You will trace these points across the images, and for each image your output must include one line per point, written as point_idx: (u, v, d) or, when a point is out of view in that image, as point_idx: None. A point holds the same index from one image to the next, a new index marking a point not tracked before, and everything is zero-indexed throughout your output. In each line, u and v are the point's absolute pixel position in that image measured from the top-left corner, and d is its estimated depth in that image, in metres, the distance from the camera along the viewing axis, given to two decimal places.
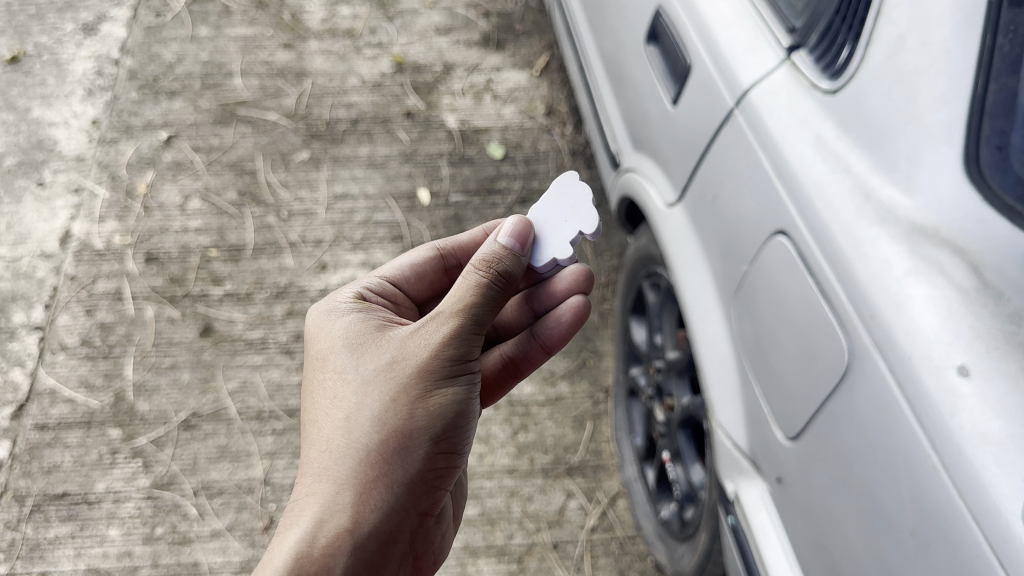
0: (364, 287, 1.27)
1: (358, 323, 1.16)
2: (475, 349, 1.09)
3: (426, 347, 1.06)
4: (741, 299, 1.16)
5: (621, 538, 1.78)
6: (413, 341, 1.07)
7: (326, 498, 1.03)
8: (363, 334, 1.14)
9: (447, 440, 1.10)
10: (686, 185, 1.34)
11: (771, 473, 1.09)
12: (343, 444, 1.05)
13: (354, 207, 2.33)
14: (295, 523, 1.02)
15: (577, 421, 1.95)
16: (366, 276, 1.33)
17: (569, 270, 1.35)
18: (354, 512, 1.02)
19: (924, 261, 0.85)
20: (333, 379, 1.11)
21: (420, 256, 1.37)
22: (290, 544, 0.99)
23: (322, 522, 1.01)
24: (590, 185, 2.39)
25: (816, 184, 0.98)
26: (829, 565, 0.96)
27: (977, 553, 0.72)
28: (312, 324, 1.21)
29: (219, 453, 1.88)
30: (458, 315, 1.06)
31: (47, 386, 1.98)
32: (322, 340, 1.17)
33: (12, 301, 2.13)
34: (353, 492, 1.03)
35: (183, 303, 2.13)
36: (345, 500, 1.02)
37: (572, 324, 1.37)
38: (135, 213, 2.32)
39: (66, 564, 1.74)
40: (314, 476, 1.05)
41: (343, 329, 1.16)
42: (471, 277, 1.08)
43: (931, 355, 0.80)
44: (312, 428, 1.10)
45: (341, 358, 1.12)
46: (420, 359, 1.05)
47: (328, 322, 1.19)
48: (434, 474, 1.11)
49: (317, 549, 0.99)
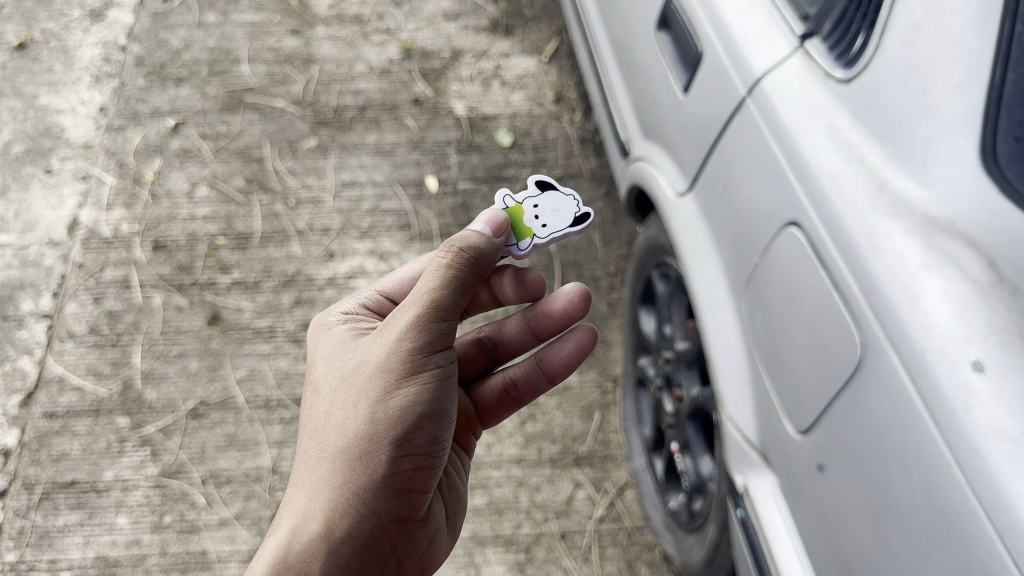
0: (362, 301, 1.29)
1: (341, 335, 1.18)
2: (442, 346, 1.06)
3: (387, 348, 1.05)
4: (749, 292, 1.15)
5: (629, 528, 1.77)
6: (378, 345, 1.07)
7: (303, 506, 1.04)
8: (342, 346, 1.16)
9: (421, 441, 1.07)
10: (696, 175, 1.33)
11: (782, 467, 1.08)
12: (319, 452, 1.06)
13: (362, 195, 2.32)
14: (275, 534, 1.03)
15: (585, 411, 1.94)
16: (366, 291, 1.33)
17: (568, 289, 1.34)
18: (327, 518, 1.02)
19: (939, 254, 0.84)
20: (314, 391, 1.13)
21: (422, 271, 1.36)
22: (268, 553, 1.00)
23: (296, 530, 1.01)
24: (599, 173, 2.38)
25: (828, 175, 0.96)
26: (840, 562, 0.95)
27: (990, 551, 0.71)
28: (308, 342, 1.25)
29: (226, 442, 1.88)
30: (415, 312, 1.04)
31: (55, 373, 1.98)
32: (312, 357, 1.20)
33: (20, 289, 2.14)
34: (325, 498, 1.03)
35: (191, 291, 2.13)
36: (320, 506, 1.03)
37: (577, 352, 1.39)
38: (143, 201, 2.31)
39: (75, 552, 1.75)
40: (297, 487, 1.07)
41: (328, 341, 1.19)
42: (438, 271, 1.04)
43: (945, 349, 0.79)
44: (299, 442, 1.12)
45: (321, 370, 1.15)
46: (382, 360, 1.05)
47: (317, 339, 1.22)
48: (408, 476, 1.08)
49: (291, 556, 0.99)
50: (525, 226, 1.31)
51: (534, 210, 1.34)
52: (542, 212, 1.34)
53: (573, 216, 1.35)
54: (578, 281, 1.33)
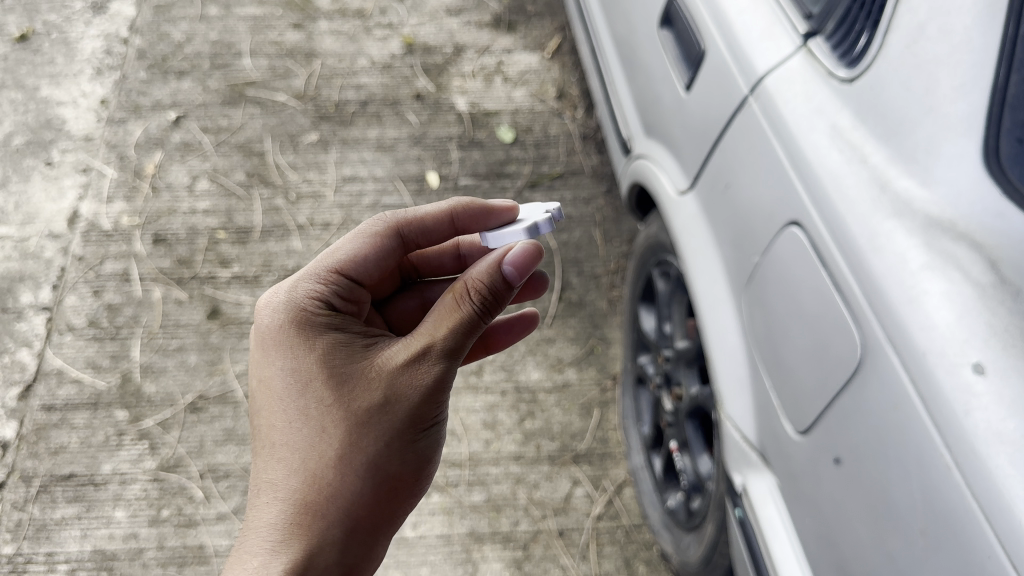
0: (322, 283, 1.15)
1: (329, 345, 1.08)
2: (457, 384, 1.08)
3: (419, 386, 1.02)
4: (750, 291, 1.14)
5: (626, 526, 1.77)
6: (403, 379, 1.02)
7: (315, 532, 0.98)
8: (339, 359, 1.06)
9: (424, 468, 1.10)
10: (698, 174, 1.32)
11: (781, 467, 1.08)
12: (332, 479, 1.00)
13: (363, 190, 2.32)
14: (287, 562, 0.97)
15: (584, 409, 1.93)
16: (317, 266, 1.17)
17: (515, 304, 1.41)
18: (344, 546, 1.00)
19: (940, 255, 0.83)
20: (315, 410, 1.04)
21: (377, 239, 1.23)
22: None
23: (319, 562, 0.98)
24: (601, 170, 2.38)
25: (830, 174, 0.96)
26: (838, 564, 0.95)
27: (988, 554, 0.71)
28: (269, 335, 1.10)
29: (225, 436, 1.88)
30: (449, 355, 1.02)
31: (54, 366, 1.98)
32: (289, 358, 1.07)
33: (20, 281, 2.13)
34: (343, 526, 1.00)
35: (191, 285, 2.12)
36: (336, 534, 0.99)
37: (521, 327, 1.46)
38: (143, 194, 2.31)
39: (72, 545, 1.75)
40: (297, 510, 0.99)
41: (317, 349, 1.07)
42: (474, 319, 1.04)
43: (945, 351, 0.78)
44: (285, 458, 1.03)
45: (320, 386, 1.05)
46: (413, 398, 1.02)
47: (291, 339, 1.09)
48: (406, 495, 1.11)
49: None
50: None
51: None
52: None
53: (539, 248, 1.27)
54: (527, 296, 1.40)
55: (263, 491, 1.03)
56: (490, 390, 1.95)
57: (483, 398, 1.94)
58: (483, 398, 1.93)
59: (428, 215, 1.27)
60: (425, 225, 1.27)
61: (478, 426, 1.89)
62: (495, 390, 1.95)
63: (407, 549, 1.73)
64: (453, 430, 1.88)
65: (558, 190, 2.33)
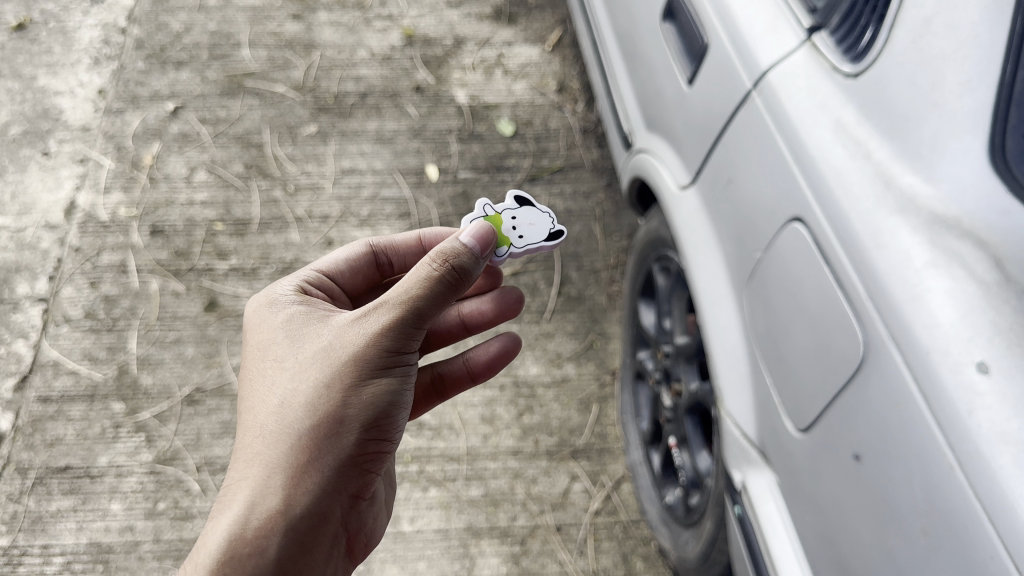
0: (303, 280, 1.26)
1: (295, 314, 1.16)
2: (413, 341, 1.07)
3: (362, 337, 1.04)
4: (751, 287, 1.13)
5: (625, 521, 1.76)
6: (351, 332, 1.06)
7: (258, 479, 1.02)
8: (304, 326, 1.13)
9: (380, 426, 1.09)
10: (699, 169, 1.31)
11: (781, 465, 1.07)
12: (277, 427, 1.04)
13: (362, 182, 2.31)
14: (230, 504, 1.02)
15: (583, 404, 1.93)
16: (304, 268, 1.31)
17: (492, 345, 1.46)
18: (286, 494, 1.02)
19: (944, 252, 0.82)
20: (275, 368, 1.10)
21: (355, 252, 1.38)
22: (224, 527, 0.99)
23: (254, 503, 1.01)
24: (601, 165, 2.37)
25: (833, 170, 0.95)
26: (838, 562, 0.94)
27: (991, 554, 0.70)
28: (251, 314, 1.20)
29: (222, 429, 1.87)
30: (398, 308, 1.03)
31: (50, 358, 1.97)
32: (264, 328, 1.16)
33: (16, 272, 2.12)
34: (286, 473, 1.02)
35: (188, 277, 2.11)
36: (278, 481, 1.02)
37: (499, 355, 1.47)
38: (141, 185, 2.29)
39: (68, 537, 1.74)
40: (248, 458, 1.05)
41: (279, 321, 1.15)
42: (423, 270, 1.03)
43: (949, 349, 0.78)
44: (246, 415, 1.09)
45: (281, 348, 1.12)
46: (357, 347, 1.04)
47: (266, 313, 1.18)
48: (369, 458, 1.10)
49: (247, 530, 0.99)
50: (502, 235, 1.35)
51: (512, 221, 1.38)
52: (520, 224, 1.38)
53: (549, 231, 1.38)
54: (504, 336, 1.46)
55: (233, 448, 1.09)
56: (488, 385, 1.95)
57: (482, 392, 1.93)
58: (480, 392, 1.92)
59: (402, 238, 1.43)
60: (400, 251, 1.43)
61: (476, 420, 1.89)
62: (494, 384, 1.95)
63: (404, 543, 1.72)
64: (451, 424, 1.88)
65: (558, 183, 2.32)
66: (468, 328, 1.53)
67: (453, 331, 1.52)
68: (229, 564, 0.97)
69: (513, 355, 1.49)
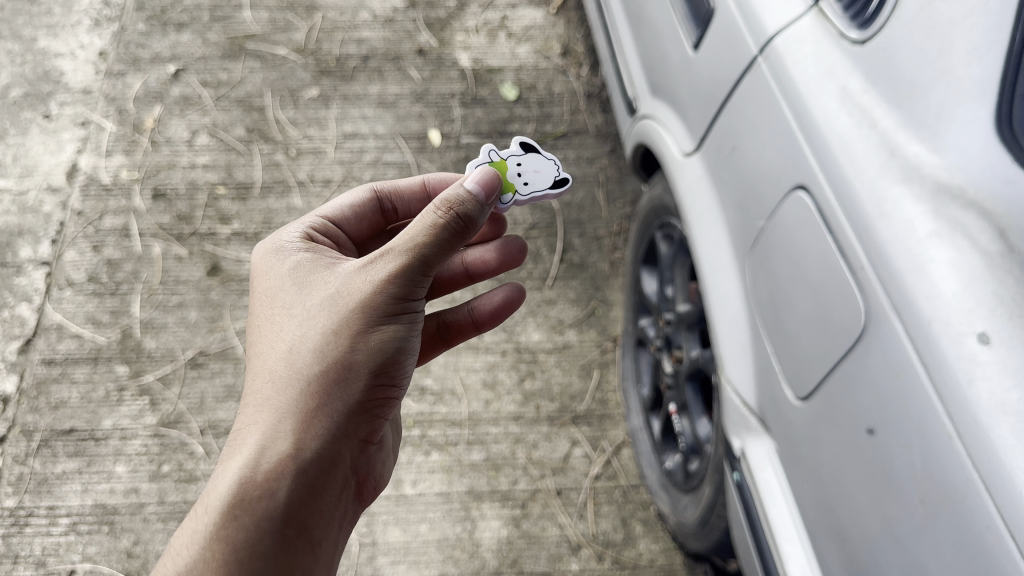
0: (309, 226, 1.26)
1: (303, 261, 1.16)
2: (420, 289, 1.08)
3: (370, 283, 1.05)
4: (754, 255, 1.13)
5: (625, 486, 1.78)
6: (358, 278, 1.06)
7: (269, 424, 1.03)
8: (311, 273, 1.13)
9: (386, 372, 1.10)
10: (704, 135, 1.30)
11: (780, 432, 1.08)
12: (286, 373, 1.05)
13: (364, 147, 2.30)
14: (241, 447, 1.03)
15: (584, 370, 1.94)
16: (309, 215, 1.31)
17: (497, 293, 1.44)
18: (297, 438, 1.03)
19: (948, 223, 0.82)
20: (284, 314, 1.10)
21: (360, 198, 1.38)
22: (234, 471, 1.00)
23: (264, 447, 1.02)
24: (605, 130, 2.35)
25: (839, 138, 0.94)
26: (836, 528, 0.95)
27: (987, 524, 0.71)
28: (258, 261, 1.20)
29: (225, 393, 1.88)
30: (405, 255, 1.04)
31: (54, 321, 1.98)
32: (271, 274, 1.16)
33: (19, 235, 2.12)
34: (296, 417, 1.03)
35: (191, 241, 2.11)
36: (287, 426, 1.03)
37: (503, 305, 1.46)
38: (143, 148, 2.28)
39: (73, 499, 1.75)
40: (258, 404, 1.06)
41: (287, 268, 1.15)
42: (428, 217, 1.04)
43: (950, 320, 0.78)
44: (255, 361, 1.10)
45: (288, 295, 1.12)
46: (364, 294, 1.05)
47: (273, 260, 1.18)
48: (376, 403, 1.12)
49: (258, 473, 1.00)
50: (507, 182, 1.35)
51: (517, 167, 1.37)
52: (525, 171, 1.37)
53: (554, 179, 1.37)
54: (509, 285, 1.44)
55: (242, 395, 1.10)
56: (490, 350, 1.95)
57: (484, 358, 1.94)
58: (482, 358, 1.93)
59: (406, 184, 1.42)
60: (404, 197, 1.43)
61: (478, 386, 1.90)
62: (496, 350, 1.95)
63: (406, 506, 1.74)
64: (453, 389, 1.89)
65: (561, 149, 2.31)
66: (471, 276, 1.53)
67: (456, 279, 1.52)
68: (241, 506, 0.97)
69: (518, 305, 1.48)
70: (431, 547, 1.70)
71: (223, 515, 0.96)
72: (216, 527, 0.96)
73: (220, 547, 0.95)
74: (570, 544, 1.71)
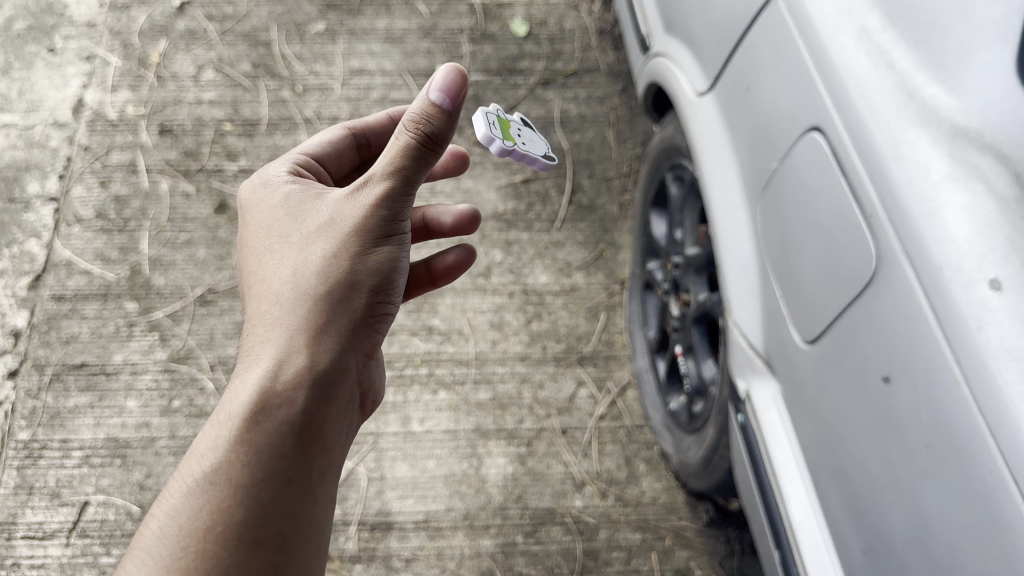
0: (297, 162, 1.26)
1: (294, 190, 1.17)
2: (411, 206, 1.10)
3: (365, 203, 1.06)
4: (766, 198, 1.11)
5: (629, 426, 1.80)
6: (352, 199, 1.08)
7: (281, 342, 1.06)
8: (303, 200, 1.14)
9: (386, 289, 1.13)
10: (718, 75, 1.27)
11: (786, 376, 1.08)
12: (291, 295, 1.07)
13: (371, 84, 2.26)
14: (254, 366, 1.05)
15: (591, 311, 1.94)
16: (290, 152, 1.30)
17: (452, 253, 1.45)
18: (309, 351, 1.05)
19: (964, 166, 0.81)
20: (282, 242, 1.12)
21: (338, 133, 1.37)
22: (252, 383, 1.02)
23: (279, 362, 1.04)
24: (617, 68, 2.31)
25: (855, 79, 0.91)
26: (839, 471, 0.96)
27: (991, 470, 0.72)
28: (248, 196, 1.21)
29: (234, 330, 1.90)
30: (391, 173, 1.04)
31: (63, 257, 1.98)
32: (264, 206, 1.17)
33: (26, 171, 2.11)
34: (306, 333, 1.06)
35: (198, 178, 2.10)
36: (301, 340, 1.05)
37: (456, 265, 1.46)
38: (149, 84, 2.26)
39: (86, 433, 1.78)
40: (267, 325, 1.08)
41: (279, 198, 1.16)
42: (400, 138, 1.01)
43: (963, 266, 0.77)
44: (258, 287, 1.12)
45: (284, 224, 1.13)
46: (361, 213, 1.06)
47: (264, 191, 1.19)
48: (377, 319, 1.14)
49: (276, 384, 1.02)
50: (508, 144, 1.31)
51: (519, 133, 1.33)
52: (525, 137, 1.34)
53: (546, 155, 1.36)
54: (462, 247, 1.44)
55: (247, 323, 1.13)
56: (498, 291, 1.95)
57: (491, 299, 1.94)
58: (489, 299, 1.93)
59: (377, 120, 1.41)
60: (377, 132, 1.41)
61: (485, 326, 1.90)
62: (503, 291, 1.95)
63: (414, 443, 1.76)
64: (461, 329, 1.90)
65: (571, 88, 2.27)
66: (429, 232, 1.53)
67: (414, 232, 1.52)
68: (262, 413, 0.99)
69: (471, 265, 1.48)
70: (437, 483, 1.72)
71: (245, 420, 0.98)
72: (237, 432, 0.97)
73: (242, 449, 0.96)
74: (574, 481, 1.73)
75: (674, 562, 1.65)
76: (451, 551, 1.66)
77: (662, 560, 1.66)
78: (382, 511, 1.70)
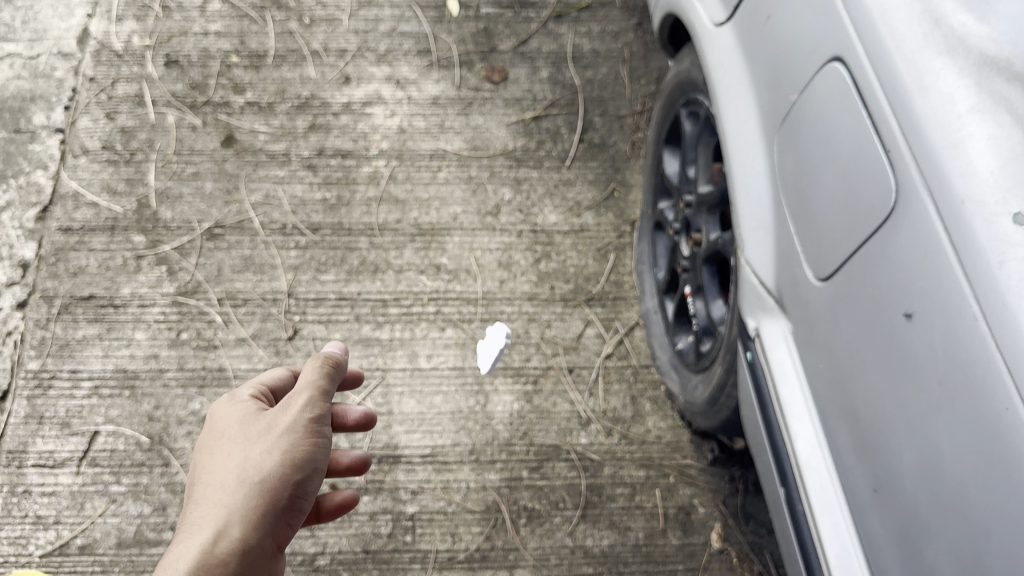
0: (259, 389, 1.32)
1: (250, 409, 1.23)
2: (322, 452, 1.17)
3: (278, 453, 1.13)
4: (784, 132, 1.09)
5: (635, 366, 1.80)
6: (263, 446, 1.13)
7: (216, 517, 1.08)
8: (253, 417, 1.20)
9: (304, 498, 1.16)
10: (738, 4, 1.24)
11: (798, 314, 1.07)
12: (231, 485, 1.11)
13: (380, 16, 2.22)
14: (190, 538, 1.06)
15: (601, 252, 1.92)
16: (249, 383, 1.33)
17: (355, 411, 1.48)
18: (244, 528, 1.08)
19: (991, 97, 0.80)
20: (227, 442, 1.17)
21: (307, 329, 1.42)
22: (191, 549, 1.04)
23: (212, 536, 1.06)
24: (631, 3, 2.26)
25: (879, 7, 0.89)
26: (848, 409, 0.96)
27: (1004, 407, 0.72)
28: (217, 408, 1.26)
29: (242, 264, 1.89)
30: (297, 426, 1.15)
31: (70, 189, 1.97)
32: (223, 416, 1.23)
33: (31, 101, 2.09)
34: (239, 512, 1.09)
35: (204, 111, 2.08)
36: (235, 512, 1.08)
37: (356, 423, 1.48)
38: (154, 13, 2.21)
39: (95, 364, 1.79)
40: (203, 509, 1.10)
41: (235, 412, 1.22)
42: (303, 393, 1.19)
43: (985, 199, 0.76)
44: (204, 477, 1.14)
45: (234, 429, 1.19)
46: (276, 461, 1.12)
47: (226, 408, 1.25)
48: (303, 508, 1.17)
49: (212, 554, 1.04)
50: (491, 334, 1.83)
51: None
52: None
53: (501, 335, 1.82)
54: (366, 410, 1.48)
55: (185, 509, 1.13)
56: (506, 230, 1.94)
57: (500, 238, 1.93)
58: (497, 238, 1.92)
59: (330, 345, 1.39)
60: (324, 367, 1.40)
61: (493, 265, 1.89)
62: (512, 230, 1.94)
63: (421, 379, 1.77)
64: (468, 268, 1.89)
65: (584, 23, 2.23)
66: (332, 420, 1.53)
67: None
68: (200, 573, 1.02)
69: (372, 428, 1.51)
70: (444, 419, 1.73)
71: None
72: None
73: None
74: (580, 419, 1.74)
75: (677, 499, 1.67)
76: (457, 484, 1.67)
77: (665, 497, 1.67)
78: (389, 445, 1.71)
